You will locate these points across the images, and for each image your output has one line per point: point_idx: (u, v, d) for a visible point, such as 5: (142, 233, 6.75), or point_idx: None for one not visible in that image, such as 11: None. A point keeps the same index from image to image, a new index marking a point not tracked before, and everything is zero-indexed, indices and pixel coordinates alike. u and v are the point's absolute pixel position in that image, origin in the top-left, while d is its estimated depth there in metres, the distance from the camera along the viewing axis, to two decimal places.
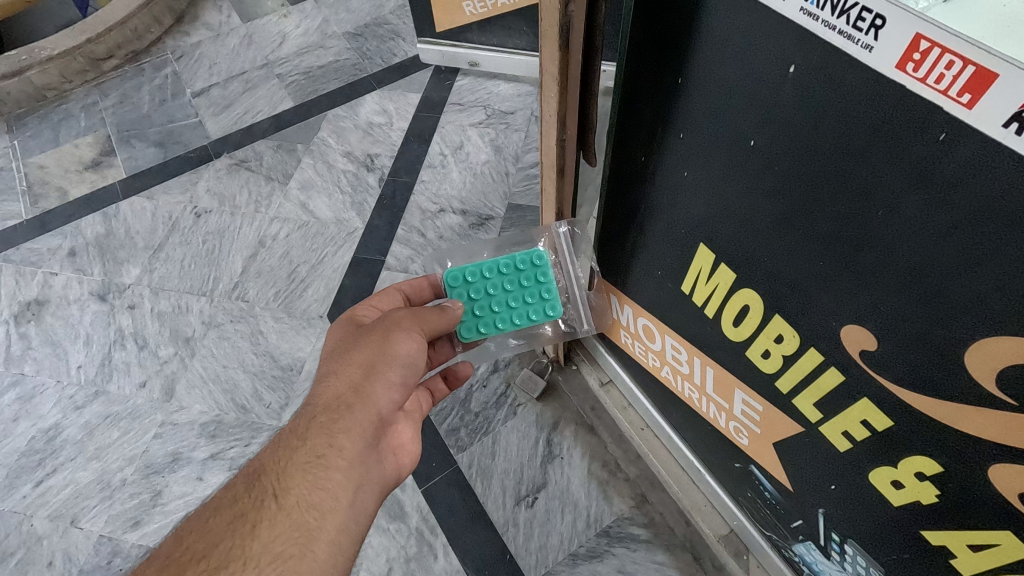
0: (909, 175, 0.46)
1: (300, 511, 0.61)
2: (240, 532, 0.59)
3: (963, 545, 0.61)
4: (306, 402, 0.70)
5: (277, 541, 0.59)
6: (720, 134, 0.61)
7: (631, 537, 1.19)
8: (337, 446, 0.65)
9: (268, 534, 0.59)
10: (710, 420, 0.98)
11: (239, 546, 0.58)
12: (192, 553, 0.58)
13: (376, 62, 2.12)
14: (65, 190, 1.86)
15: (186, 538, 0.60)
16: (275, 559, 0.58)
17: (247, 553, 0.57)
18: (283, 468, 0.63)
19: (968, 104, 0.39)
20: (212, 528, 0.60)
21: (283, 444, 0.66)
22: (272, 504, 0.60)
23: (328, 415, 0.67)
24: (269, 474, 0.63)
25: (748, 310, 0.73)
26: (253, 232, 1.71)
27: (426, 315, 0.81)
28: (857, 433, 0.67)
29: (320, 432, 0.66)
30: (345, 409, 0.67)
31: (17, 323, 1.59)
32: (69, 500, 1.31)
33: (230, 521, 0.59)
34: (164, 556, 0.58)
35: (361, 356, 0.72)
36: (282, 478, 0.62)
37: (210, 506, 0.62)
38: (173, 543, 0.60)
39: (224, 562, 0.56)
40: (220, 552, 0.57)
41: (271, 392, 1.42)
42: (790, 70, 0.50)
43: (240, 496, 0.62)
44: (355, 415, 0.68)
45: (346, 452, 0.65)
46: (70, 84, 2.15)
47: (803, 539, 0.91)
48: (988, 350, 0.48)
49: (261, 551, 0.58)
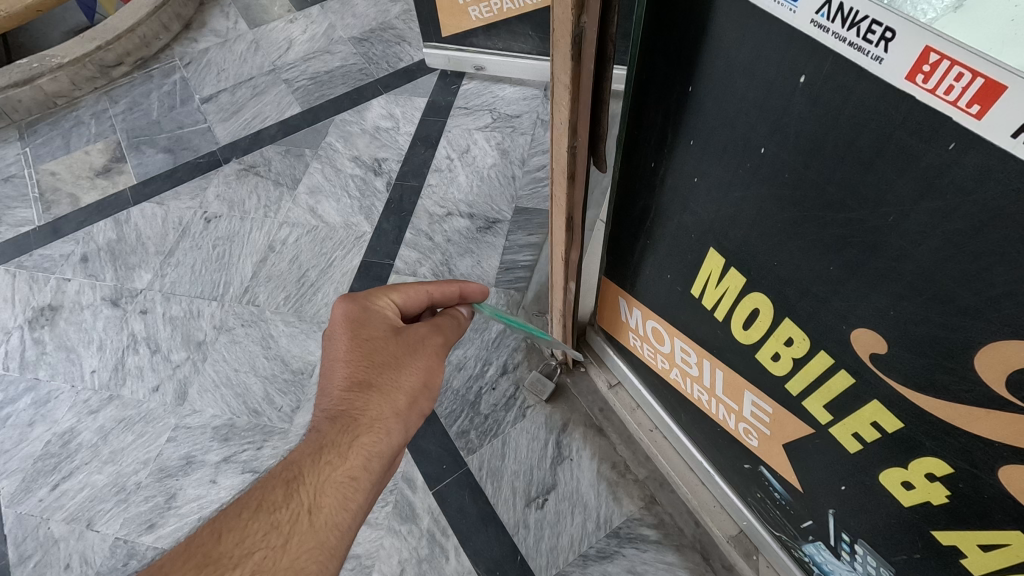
0: (919, 184, 0.47)
1: (328, 529, 0.63)
2: (275, 542, 0.60)
3: (974, 545, 0.62)
4: (341, 412, 0.70)
5: (305, 556, 0.60)
6: (731, 141, 0.62)
7: (641, 538, 1.20)
8: (370, 470, 0.69)
9: (299, 548, 0.60)
10: (720, 421, 0.99)
11: (271, 556, 0.59)
12: (225, 554, 0.58)
13: (382, 67, 2.14)
14: (77, 196, 1.88)
15: (221, 534, 0.60)
16: (299, 573, 0.60)
17: (277, 564, 0.59)
18: (319, 482, 0.65)
19: (977, 115, 0.40)
20: (249, 530, 0.60)
21: (321, 455, 0.67)
22: (306, 520, 0.62)
23: (370, 439, 0.69)
24: (306, 486, 0.64)
25: (758, 313, 0.74)
26: (262, 237, 1.73)
27: (451, 334, 0.83)
28: (867, 434, 0.68)
29: (360, 455, 0.68)
30: (384, 434, 0.70)
31: (31, 329, 1.61)
32: (86, 503, 1.33)
33: (265, 529, 0.60)
34: (197, 552, 0.58)
35: (407, 381, 0.74)
36: (318, 494, 0.64)
37: (243, 505, 0.62)
38: (203, 538, 0.60)
39: (256, 572, 0.57)
40: (254, 561, 0.58)
41: (282, 395, 1.43)
42: (801, 80, 0.51)
43: (275, 503, 0.62)
44: (389, 440, 0.71)
45: (375, 475, 0.69)
46: (80, 91, 2.17)
47: (813, 539, 0.92)
48: (999, 353, 0.49)
49: (289, 564, 0.59)
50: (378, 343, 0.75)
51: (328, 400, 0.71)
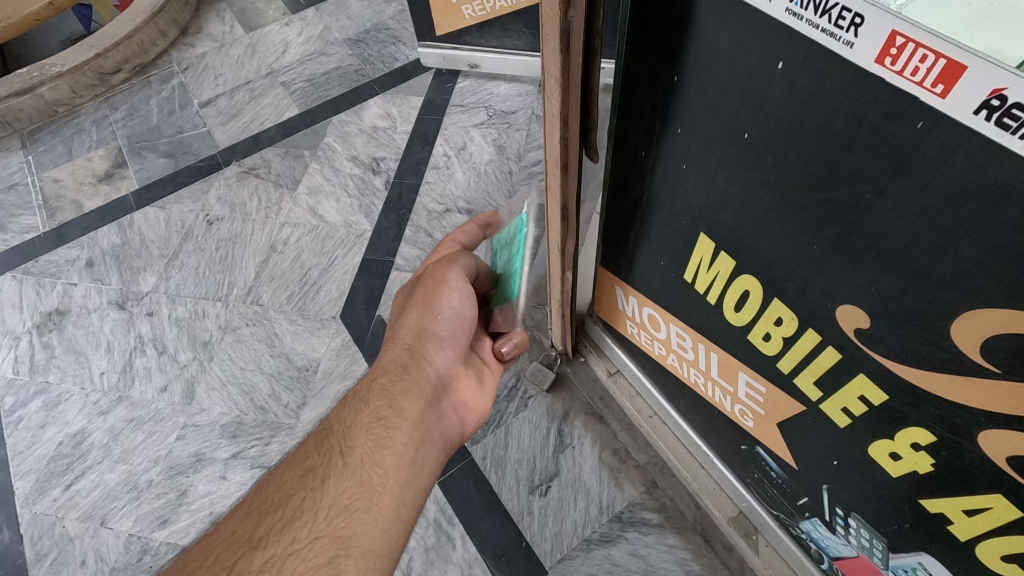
0: (892, 161, 0.49)
1: (363, 468, 0.71)
2: (311, 485, 0.69)
3: (958, 510, 0.64)
4: (373, 371, 0.83)
5: (344, 496, 0.68)
6: (716, 128, 0.65)
7: (643, 521, 1.22)
8: (397, 407, 0.78)
9: (336, 487, 0.69)
10: (716, 404, 1.02)
11: (310, 498, 0.68)
12: (269, 504, 0.67)
13: (378, 67, 2.16)
14: (80, 203, 1.91)
15: (266, 490, 0.70)
16: (344, 511, 0.67)
17: (318, 504, 0.67)
18: (347, 430, 0.75)
19: (941, 94, 0.42)
20: (286, 482, 0.70)
21: (351, 407, 0.78)
22: (339, 461, 0.71)
23: (387, 380, 0.81)
24: (336, 437, 0.74)
25: (748, 295, 0.76)
26: (264, 237, 1.75)
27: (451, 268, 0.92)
28: (855, 409, 0.70)
29: (381, 395, 0.79)
30: (401, 376, 0.81)
31: (40, 333, 1.64)
32: (99, 501, 1.35)
33: (301, 477, 0.70)
34: (245, 507, 0.68)
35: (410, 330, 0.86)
36: (347, 439, 0.73)
37: (284, 465, 0.73)
38: (252, 497, 0.70)
39: (297, 512, 0.66)
40: (293, 503, 0.67)
41: (289, 391, 1.46)
42: (778, 66, 0.53)
43: (312, 456, 0.73)
44: (411, 381, 0.81)
45: (405, 412, 0.78)
46: (80, 98, 2.19)
47: (809, 516, 0.95)
48: (973, 323, 0.51)
49: (330, 502, 0.68)
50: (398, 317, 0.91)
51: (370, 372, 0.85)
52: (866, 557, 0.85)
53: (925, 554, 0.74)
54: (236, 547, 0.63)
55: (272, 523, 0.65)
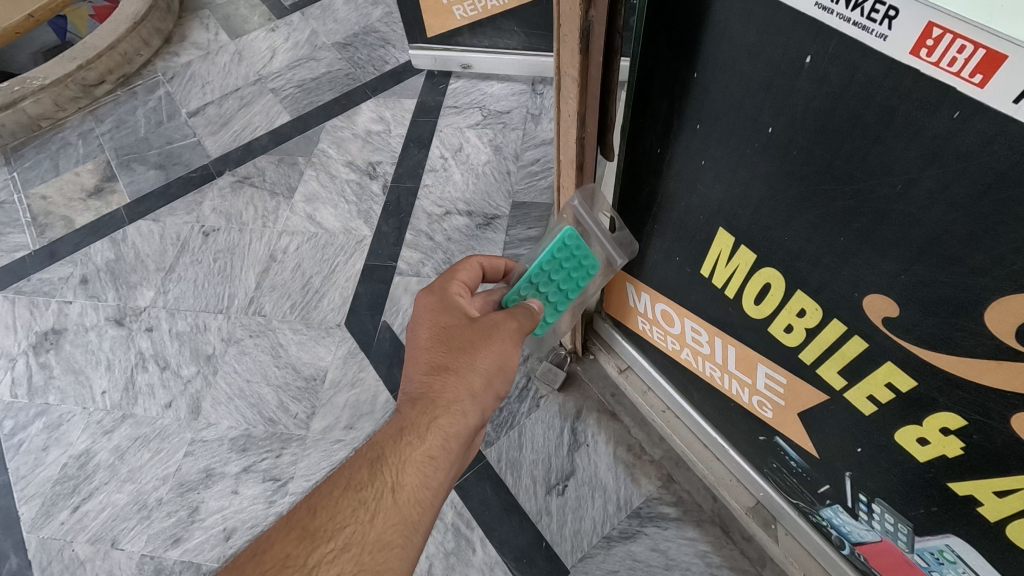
0: (924, 151, 0.50)
1: (410, 507, 0.66)
2: (362, 517, 0.64)
3: (989, 492, 0.65)
4: (420, 395, 0.73)
5: (391, 531, 0.64)
6: (738, 123, 0.65)
7: (662, 516, 1.23)
8: (447, 452, 0.71)
9: (384, 524, 0.64)
10: (733, 396, 1.03)
11: (359, 532, 0.63)
12: (320, 529, 0.63)
13: (369, 71, 2.14)
14: (71, 218, 1.87)
15: (317, 507, 0.64)
16: (386, 546, 0.64)
17: (365, 539, 0.63)
18: (401, 464, 0.68)
19: (979, 84, 0.43)
20: (337, 507, 0.64)
21: (401, 437, 0.70)
22: (390, 499, 0.66)
23: (442, 421, 0.72)
24: (388, 467, 0.67)
25: (770, 288, 0.77)
26: (263, 246, 1.73)
27: (526, 316, 0.82)
28: (881, 396, 0.71)
29: (436, 437, 0.71)
30: (458, 415, 0.73)
31: (37, 354, 1.60)
32: (109, 523, 1.33)
33: (353, 507, 0.64)
34: (293, 526, 0.63)
35: (481, 365, 0.75)
36: (399, 475, 0.67)
37: (332, 483, 0.66)
38: (300, 513, 0.64)
39: (347, 543, 0.62)
40: (344, 535, 0.62)
41: (297, 402, 1.45)
42: (806, 60, 0.54)
43: (361, 482, 0.66)
44: (464, 422, 0.73)
45: (450, 455, 0.72)
46: (64, 111, 2.15)
47: (830, 503, 0.95)
48: (1007, 308, 0.52)
49: (376, 537, 0.63)
50: (455, 325, 0.79)
51: (411, 382, 0.75)
52: (890, 540, 0.86)
53: (953, 535, 0.75)
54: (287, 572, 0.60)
55: (323, 553, 0.61)
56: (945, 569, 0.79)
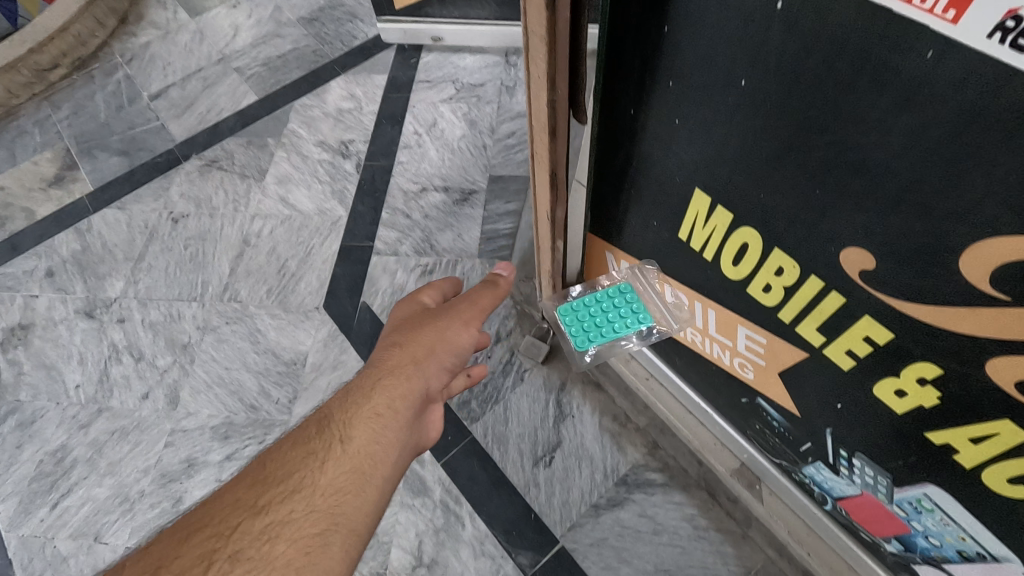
0: (897, 96, 0.49)
1: (360, 455, 0.64)
2: (312, 465, 0.63)
3: (965, 439, 0.66)
4: (371, 364, 0.74)
5: (340, 477, 0.62)
6: (710, 78, 0.63)
7: (648, 482, 1.24)
8: (397, 408, 0.69)
9: (333, 471, 0.62)
10: (715, 360, 1.03)
11: (308, 477, 0.62)
12: (272, 475, 0.62)
13: (337, 46, 2.08)
14: (32, 210, 1.79)
15: (269, 459, 0.64)
16: (336, 492, 0.62)
17: (315, 484, 0.61)
18: (347, 418, 0.67)
19: (952, 20, 0.42)
20: (289, 457, 0.63)
21: (350, 397, 0.70)
22: (338, 447, 0.64)
23: (391, 380, 0.71)
24: (337, 421, 0.67)
25: (748, 248, 0.76)
26: (235, 231, 1.69)
27: (479, 303, 0.85)
28: (860, 350, 0.71)
29: (385, 394, 0.70)
30: (406, 376, 0.72)
31: (5, 350, 1.55)
32: (91, 517, 1.31)
33: (303, 456, 0.63)
34: (246, 475, 0.62)
35: (426, 338, 0.77)
36: (347, 427, 0.66)
37: (284, 439, 0.66)
38: (255, 465, 0.64)
39: (297, 487, 0.61)
40: (294, 479, 0.61)
41: (278, 387, 1.43)
42: (778, 6, 0.52)
43: (311, 436, 0.65)
44: (414, 383, 0.72)
45: (403, 415, 0.70)
46: (18, 98, 2.05)
47: (812, 460, 0.97)
48: (982, 254, 0.51)
49: (326, 483, 0.62)
50: (408, 317, 0.82)
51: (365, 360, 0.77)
52: (870, 494, 0.87)
53: (930, 484, 0.76)
54: (235, 512, 0.58)
55: (273, 495, 0.60)
56: (923, 518, 0.81)
